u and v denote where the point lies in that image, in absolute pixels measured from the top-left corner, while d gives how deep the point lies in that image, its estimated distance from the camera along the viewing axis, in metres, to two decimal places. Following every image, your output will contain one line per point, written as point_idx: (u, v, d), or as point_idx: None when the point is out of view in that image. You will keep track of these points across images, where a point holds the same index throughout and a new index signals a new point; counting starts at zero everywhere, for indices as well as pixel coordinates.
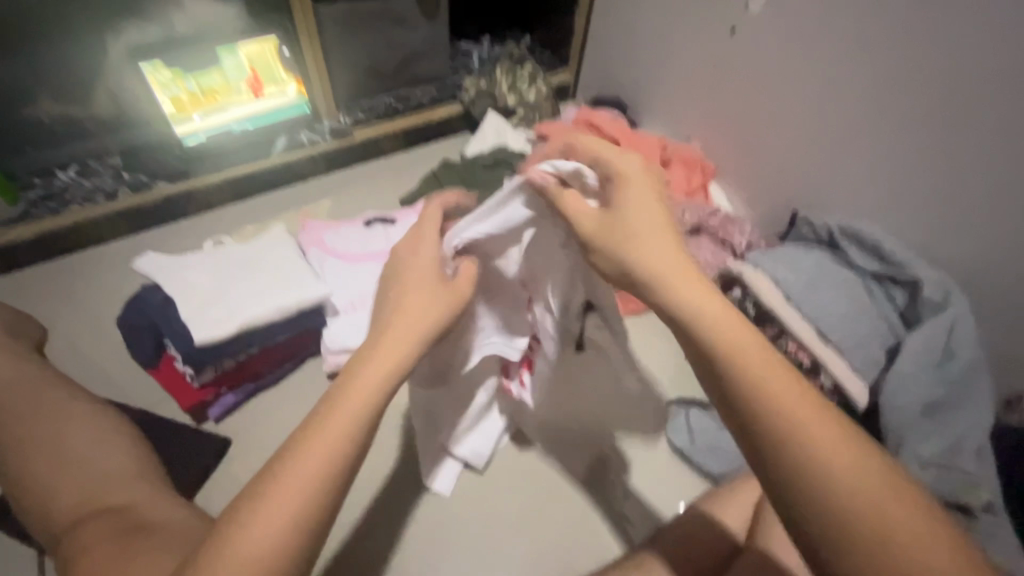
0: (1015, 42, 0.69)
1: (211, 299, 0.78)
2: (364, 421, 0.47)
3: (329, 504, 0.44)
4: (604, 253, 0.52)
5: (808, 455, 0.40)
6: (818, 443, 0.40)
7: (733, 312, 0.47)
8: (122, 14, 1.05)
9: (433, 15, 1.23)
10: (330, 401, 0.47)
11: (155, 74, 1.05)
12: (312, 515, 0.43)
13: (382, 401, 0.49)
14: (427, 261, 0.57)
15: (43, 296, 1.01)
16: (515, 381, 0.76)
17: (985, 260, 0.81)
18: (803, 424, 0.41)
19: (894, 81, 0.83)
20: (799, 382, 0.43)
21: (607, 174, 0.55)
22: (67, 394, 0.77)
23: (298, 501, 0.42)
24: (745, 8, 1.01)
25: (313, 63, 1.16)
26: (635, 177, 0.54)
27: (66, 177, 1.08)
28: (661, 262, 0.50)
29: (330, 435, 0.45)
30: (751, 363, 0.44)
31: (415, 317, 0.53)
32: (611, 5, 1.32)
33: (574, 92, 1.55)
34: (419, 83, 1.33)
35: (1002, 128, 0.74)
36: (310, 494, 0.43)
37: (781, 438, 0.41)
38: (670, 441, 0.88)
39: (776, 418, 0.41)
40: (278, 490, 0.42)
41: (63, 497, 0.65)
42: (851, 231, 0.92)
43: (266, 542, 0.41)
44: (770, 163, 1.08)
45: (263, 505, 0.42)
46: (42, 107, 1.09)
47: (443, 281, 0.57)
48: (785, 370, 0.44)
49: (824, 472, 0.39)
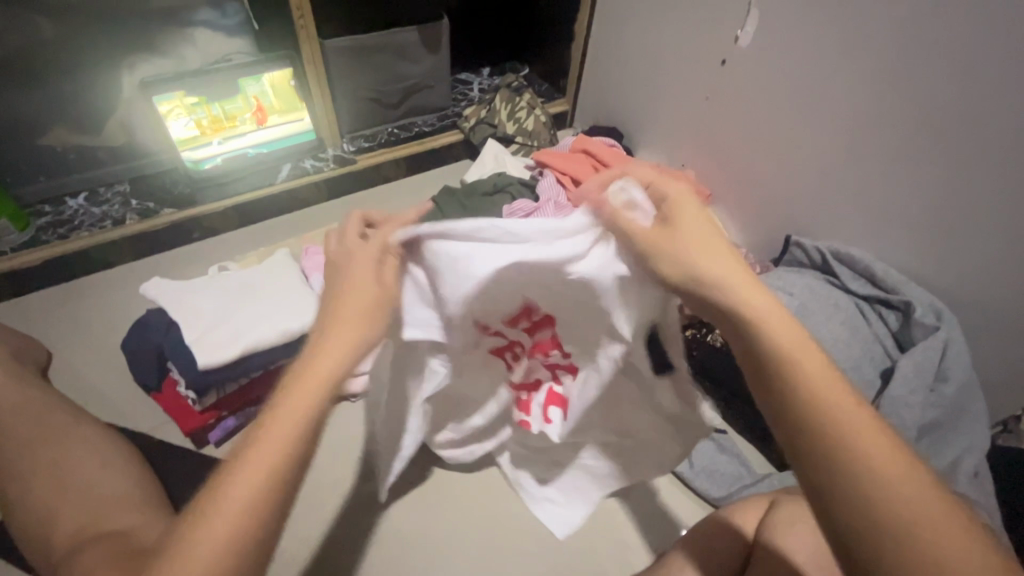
0: (995, 76, 0.72)
1: (217, 322, 0.79)
2: (311, 419, 0.43)
3: (284, 501, 0.41)
4: (664, 257, 0.49)
5: (871, 472, 0.38)
6: (888, 467, 0.38)
7: (797, 323, 0.45)
8: (135, 49, 1.09)
9: (436, 49, 1.28)
10: (276, 396, 0.44)
11: (183, 100, 1.09)
12: (265, 515, 0.40)
13: (336, 381, 0.46)
14: (373, 256, 0.52)
15: (50, 321, 1.02)
16: (537, 415, 0.73)
17: (974, 284, 0.83)
18: (869, 445, 0.38)
19: (880, 112, 0.86)
20: (863, 402, 0.41)
21: (661, 195, 0.53)
22: (72, 417, 0.78)
23: (247, 507, 0.39)
24: (735, 41, 1.05)
25: (319, 94, 1.20)
26: (690, 198, 0.52)
27: (76, 204, 1.14)
28: (722, 270, 0.47)
29: (278, 429, 0.42)
30: (818, 378, 0.41)
31: (364, 301, 0.50)
32: (606, 37, 1.37)
33: (572, 120, 1.60)
34: (421, 113, 1.38)
35: (985, 158, 0.76)
36: (258, 494, 0.40)
37: (842, 456, 0.38)
38: (669, 466, 0.89)
39: (844, 437, 0.39)
40: (226, 491, 0.40)
41: (64, 523, 0.64)
42: (842, 255, 0.95)
43: (215, 553, 0.38)
44: (763, 189, 1.11)
45: (209, 513, 0.39)
46: (54, 137, 1.11)
47: (384, 275, 0.53)
48: (848, 388, 0.42)
49: (892, 496, 0.37)
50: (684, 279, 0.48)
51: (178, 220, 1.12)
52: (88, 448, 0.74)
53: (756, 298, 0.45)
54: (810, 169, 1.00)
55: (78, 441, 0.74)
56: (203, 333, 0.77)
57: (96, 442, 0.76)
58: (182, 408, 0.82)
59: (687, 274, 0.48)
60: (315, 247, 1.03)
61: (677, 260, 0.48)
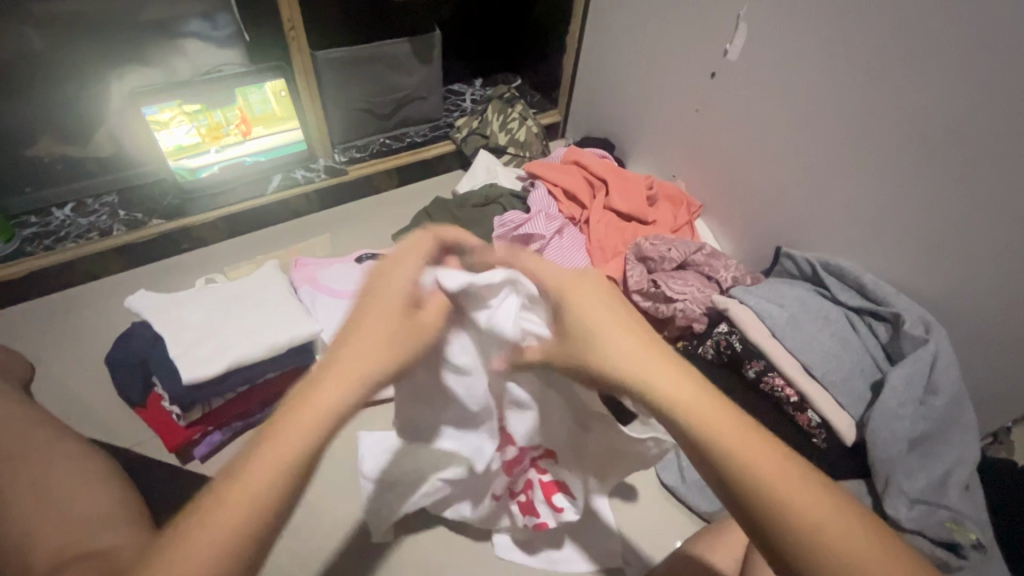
0: (979, 89, 0.73)
1: (202, 336, 0.78)
2: (330, 419, 0.42)
3: (270, 530, 0.39)
4: (579, 357, 0.48)
5: (813, 541, 0.37)
6: (832, 537, 0.37)
7: (719, 402, 0.42)
8: (126, 59, 1.09)
9: (427, 60, 1.28)
10: (290, 407, 0.41)
11: (184, 107, 1.07)
12: (243, 544, 0.37)
13: (341, 417, 0.42)
14: (405, 284, 0.50)
15: (34, 334, 1.01)
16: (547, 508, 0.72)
17: (963, 294, 0.83)
18: (822, 521, 0.38)
19: (868, 124, 0.87)
20: (800, 470, 0.39)
21: (552, 282, 0.51)
22: (53, 433, 0.76)
23: (240, 530, 0.37)
24: (725, 54, 1.06)
25: (310, 106, 1.20)
26: (585, 279, 0.49)
27: (62, 215, 1.12)
28: (627, 362, 0.44)
29: (284, 444, 0.40)
30: (750, 469, 0.39)
31: (379, 334, 0.46)
32: (597, 49, 1.38)
33: (564, 130, 1.60)
34: (413, 124, 1.38)
35: (971, 169, 0.77)
36: (256, 515, 0.38)
37: (791, 541, 0.38)
38: (661, 479, 0.89)
39: (783, 525, 0.38)
40: (236, 489, 0.38)
41: (42, 545, 0.62)
42: (832, 267, 0.95)
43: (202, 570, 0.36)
44: (754, 201, 1.11)
45: (205, 527, 0.37)
46: (42, 147, 1.10)
47: (410, 313, 0.50)
48: (784, 461, 0.40)
49: (836, 565, 0.36)
50: (601, 375, 0.46)
51: (166, 231, 1.11)
52: (71, 467, 0.72)
53: (666, 387, 0.42)
54: (799, 181, 1.01)
55: (59, 458, 0.73)
56: (188, 347, 0.76)
57: (79, 460, 0.73)
58: (167, 423, 0.81)
59: (600, 372, 0.46)
60: (303, 259, 1.02)
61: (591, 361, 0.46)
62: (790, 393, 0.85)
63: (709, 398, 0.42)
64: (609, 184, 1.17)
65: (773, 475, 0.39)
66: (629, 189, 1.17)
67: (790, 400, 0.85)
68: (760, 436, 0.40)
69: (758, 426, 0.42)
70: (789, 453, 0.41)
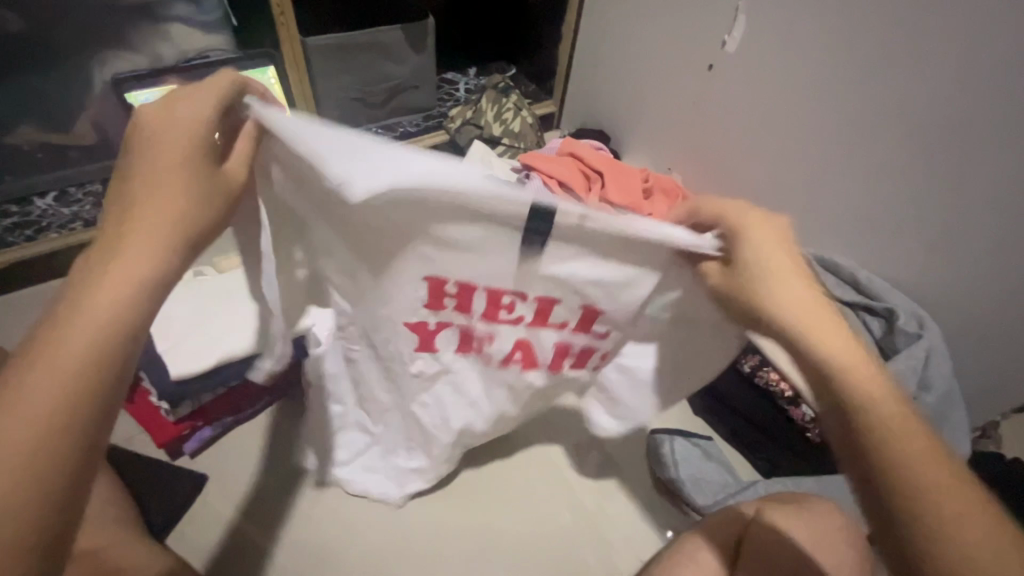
0: (979, 88, 0.73)
1: (192, 332, 0.78)
2: (151, 283, 0.41)
3: (107, 390, 0.38)
4: (728, 297, 0.49)
5: (937, 515, 0.39)
6: (944, 498, 0.39)
7: (866, 359, 0.45)
8: (110, 47, 1.06)
9: (420, 48, 1.26)
10: (90, 279, 0.39)
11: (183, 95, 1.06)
12: (78, 401, 0.36)
13: (152, 284, 0.41)
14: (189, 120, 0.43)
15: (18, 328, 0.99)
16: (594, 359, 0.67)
17: (955, 291, 0.84)
18: (947, 495, 0.39)
19: (866, 121, 0.86)
20: (931, 440, 0.42)
21: (717, 223, 0.50)
22: None
23: (69, 388, 0.36)
24: (722, 47, 1.04)
25: (301, 94, 1.17)
26: (753, 228, 0.47)
27: (46, 205, 1.09)
28: (788, 306, 0.46)
29: (99, 311, 0.39)
30: (883, 419, 0.42)
31: (175, 185, 0.42)
32: (593, 38, 1.36)
33: (559, 120, 1.58)
34: (406, 113, 1.36)
35: (968, 168, 0.77)
36: (79, 367, 0.37)
37: (900, 503, 0.40)
38: (655, 473, 0.88)
39: (907, 478, 0.40)
40: (48, 349, 0.37)
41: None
42: (825, 262, 0.95)
43: (32, 433, 0.35)
44: (750, 194, 1.11)
45: (19, 390, 0.35)
46: (21, 134, 1.06)
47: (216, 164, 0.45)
48: (919, 431, 0.42)
49: (961, 538, 0.38)
50: (751, 318, 0.48)
51: None
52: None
53: (834, 349, 0.45)
54: (795, 175, 1.00)
55: None
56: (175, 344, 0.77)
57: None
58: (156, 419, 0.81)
59: (749, 312, 0.48)
60: None
61: (746, 305, 0.47)
62: (785, 388, 0.85)
63: (857, 350, 0.45)
64: (605, 177, 1.16)
65: (907, 442, 0.41)
66: (625, 182, 1.16)
67: (783, 395, 0.84)
68: (897, 397, 0.44)
69: (900, 396, 0.44)
70: (926, 428, 0.43)
